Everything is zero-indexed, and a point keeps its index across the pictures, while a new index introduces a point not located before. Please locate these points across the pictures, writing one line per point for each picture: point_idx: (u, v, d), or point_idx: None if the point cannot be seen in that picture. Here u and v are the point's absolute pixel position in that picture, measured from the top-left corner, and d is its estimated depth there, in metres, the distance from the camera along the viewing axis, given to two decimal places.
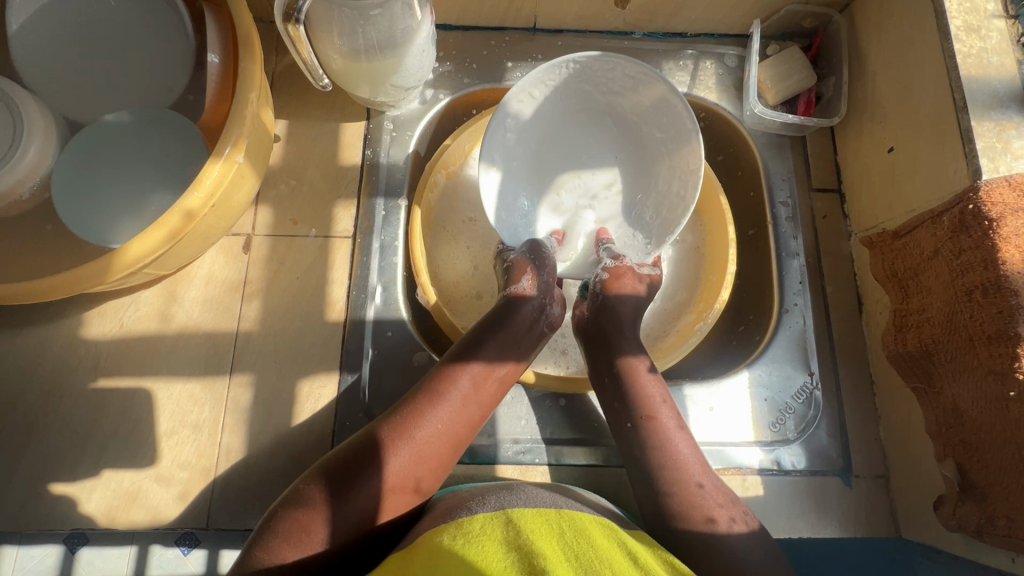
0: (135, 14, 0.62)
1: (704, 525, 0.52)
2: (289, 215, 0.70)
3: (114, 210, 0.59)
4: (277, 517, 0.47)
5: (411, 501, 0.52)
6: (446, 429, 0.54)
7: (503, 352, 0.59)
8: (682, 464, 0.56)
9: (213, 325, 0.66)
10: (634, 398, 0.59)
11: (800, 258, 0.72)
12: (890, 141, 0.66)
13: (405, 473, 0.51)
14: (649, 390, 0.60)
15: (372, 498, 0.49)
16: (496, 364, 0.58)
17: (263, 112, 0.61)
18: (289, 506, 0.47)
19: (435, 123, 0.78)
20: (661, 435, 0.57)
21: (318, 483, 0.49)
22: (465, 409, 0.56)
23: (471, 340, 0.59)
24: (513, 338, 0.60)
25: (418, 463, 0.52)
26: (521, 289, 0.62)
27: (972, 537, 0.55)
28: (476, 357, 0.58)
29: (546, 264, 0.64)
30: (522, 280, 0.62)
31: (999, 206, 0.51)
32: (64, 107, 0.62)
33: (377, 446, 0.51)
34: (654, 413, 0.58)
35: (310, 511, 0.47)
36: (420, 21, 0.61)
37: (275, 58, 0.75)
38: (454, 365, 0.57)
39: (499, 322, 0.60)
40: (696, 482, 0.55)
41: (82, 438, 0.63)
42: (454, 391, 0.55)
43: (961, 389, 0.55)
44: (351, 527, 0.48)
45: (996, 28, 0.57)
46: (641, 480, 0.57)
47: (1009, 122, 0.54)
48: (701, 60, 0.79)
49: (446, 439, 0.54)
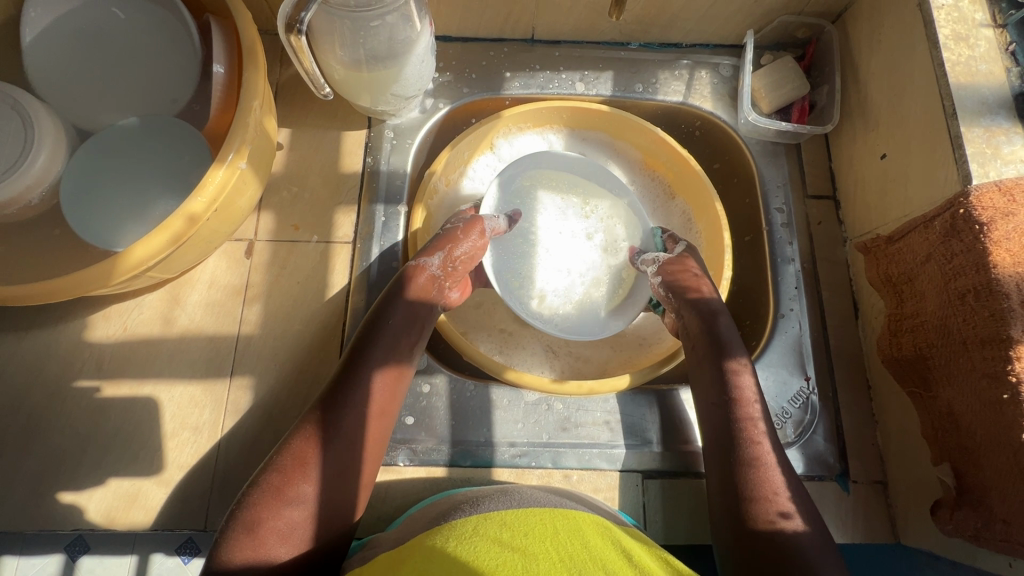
0: (145, 27, 0.65)
1: (797, 527, 0.51)
2: (291, 221, 0.72)
3: (120, 214, 0.60)
4: (248, 515, 0.47)
5: (367, 491, 0.54)
6: (375, 420, 0.55)
7: (400, 342, 0.58)
8: (775, 470, 0.55)
9: (215, 329, 0.68)
10: (732, 394, 0.59)
11: (795, 264, 0.73)
12: (883, 148, 0.67)
13: (362, 471, 0.53)
14: (748, 388, 0.59)
15: (332, 495, 0.50)
16: (402, 347, 0.58)
17: (266, 120, 0.62)
18: (256, 500, 0.48)
19: (435, 132, 0.79)
20: (756, 438, 0.56)
21: (278, 482, 0.49)
22: (382, 400, 0.55)
23: (368, 327, 0.59)
24: (409, 318, 0.60)
25: (364, 457, 0.53)
26: (428, 264, 0.62)
27: (969, 542, 0.55)
28: (374, 353, 0.57)
29: (466, 237, 0.65)
30: (435, 253, 0.63)
31: (989, 210, 0.52)
32: (74, 116, 0.64)
33: (328, 443, 0.51)
34: (754, 417, 0.58)
35: (282, 505, 0.48)
36: (419, 33, 0.63)
37: (279, 69, 0.77)
38: (354, 365, 0.56)
39: (387, 310, 0.59)
40: (785, 485, 0.54)
41: (84, 440, 0.64)
42: (366, 387, 0.55)
43: (956, 392, 0.55)
44: (317, 521, 0.49)
45: (984, 36, 0.58)
46: (725, 472, 0.56)
47: (998, 128, 0.55)
48: (696, 69, 0.80)
49: (378, 427, 0.55)
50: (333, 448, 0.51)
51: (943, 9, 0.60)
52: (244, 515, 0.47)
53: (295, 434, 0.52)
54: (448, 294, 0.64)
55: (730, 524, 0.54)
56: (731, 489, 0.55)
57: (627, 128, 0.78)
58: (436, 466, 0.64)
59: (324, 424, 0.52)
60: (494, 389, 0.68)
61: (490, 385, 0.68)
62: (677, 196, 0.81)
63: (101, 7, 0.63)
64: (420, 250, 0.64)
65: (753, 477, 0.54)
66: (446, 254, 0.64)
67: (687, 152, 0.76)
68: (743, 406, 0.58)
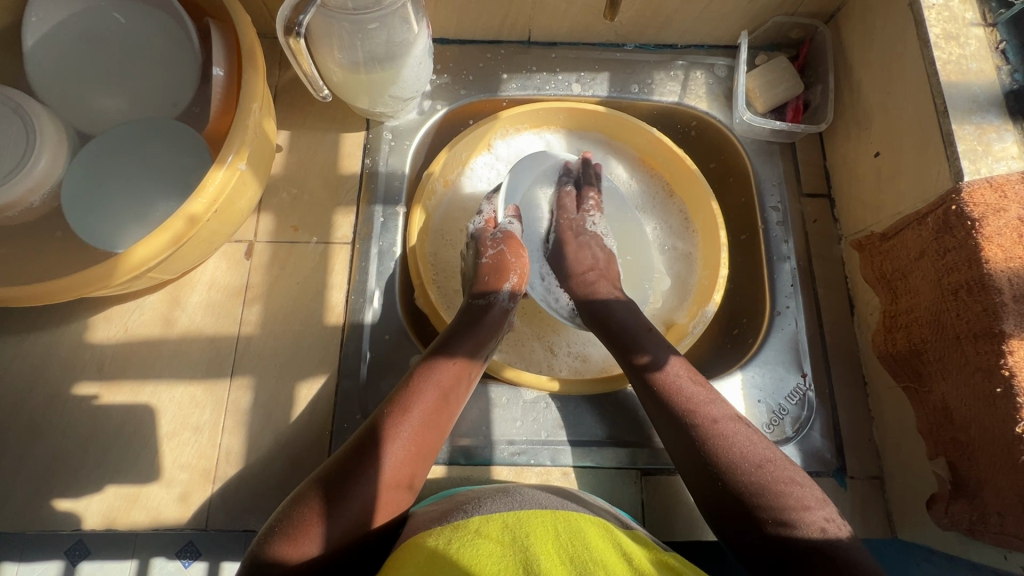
0: (143, 31, 0.65)
1: (796, 513, 0.48)
2: (290, 223, 0.72)
3: (121, 216, 0.61)
4: (295, 518, 0.47)
5: (407, 496, 0.53)
6: (433, 428, 0.55)
7: (469, 356, 0.59)
8: (743, 451, 0.52)
9: (215, 329, 0.68)
10: (666, 394, 0.57)
11: (791, 261, 0.73)
12: (877, 146, 0.68)
13: (400, 476, 0.52)
14: (678, 384, 0.57)
15: (370, 497, 0.49)
16: (472, 362, 0.59)
17: (265, 122, 0.63)
18: (300, 504, 0.48)
19: (433, 134, 0.80)
20: (708, 426, 0.54)
21: (324, 486, 0.49)
22: (445, 409, 0.56)
23: (442, 346, 0.59)
24: (478, 340, 0.60)
25: (417, 464, 0.53)
26: (501, 297, 0.64)
27: (965, 535, 0.56)
28: (443, 365, 0.57)
29: (522, 264, 0.67)
30: (503, 285, 0.64)
31: (981, 206, 0.52)
32: (74, 119, 0.64)
33: (379, 449, 0.51)
34: (698, 413, 0.55)
35: (324, 508, 0.47)
36: (417, 35, 0.64)
37: (278, 72, 0.78)
38: (422, 375, 0.56)
39: (463, 333, 0.61)
40: (760, 463, 0.51)
41: (85, 440, 0.64)
42: (431, 397, 0.55)
43: (950, 387, 0.56)
44: (357, 526, 0.48)
45: (974, 35, 0.59)
46: (696, 476, 0.53)
47: (989, 125, 0.55)
48: (691, 70, 0.80)
49: (433, 436, 0.55)
50: (370, 455, 0.51)
51: (933, 8, 0.61)
52: (288, 517, 0.47)
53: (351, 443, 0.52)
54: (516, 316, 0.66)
55: (724, 524, 0.51)
56: (711, 490, 0.52)
57: (623, 128, 0.79)
58: (435, 465, 0.65)
59: (373, 435, 0.52)
60: (493, 387, 0.69)
61: (489, 383, 0.69)
62: (673, 196, 0.82)
63: (101, 12, 0.64)
64: (488, 278, 0.65)
65: (721, 469, 0.51)
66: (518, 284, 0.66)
67: (683, 151, 0.77)
68: (678, 402, 0.56)
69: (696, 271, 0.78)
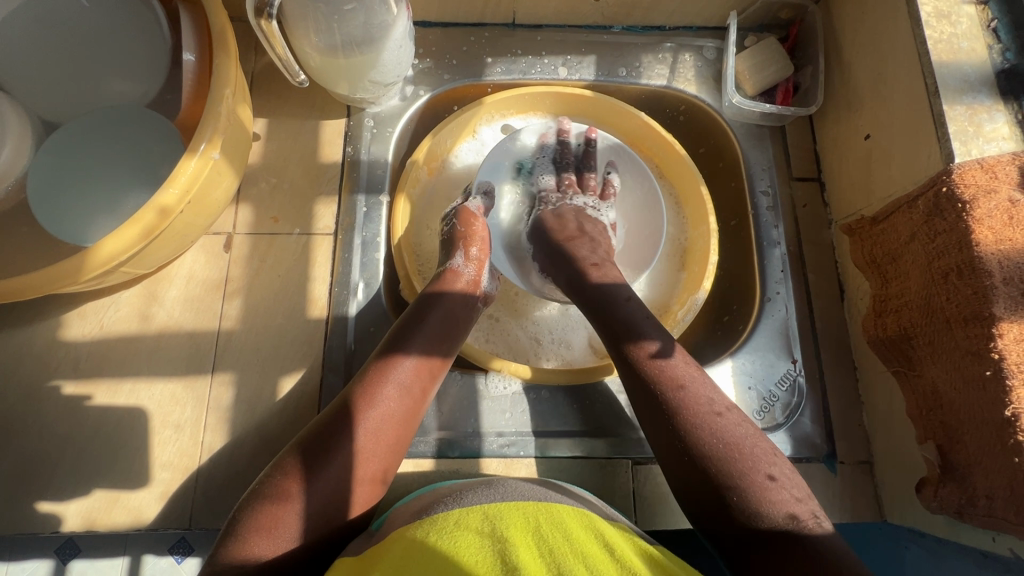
0: (106, 15, 0.62)
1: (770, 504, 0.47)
2: (270, 214, 0.70)
3: (89, 209, 0.58)
4: (260, 517, 0.46)
5: (378, 488, 0.52)
6: (393, 420, 0.53)
7: (435, 342, 0.58)
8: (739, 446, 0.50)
9: (195, 324, 0.66)
10: (658, 383, 0.53)
11: (781, 247, 0.73)
12: (866, 129, 0.67)
13: (368, 465, 0.51)
14: (675, 369, 0.54)
15: (333, 490, 0.48)
16: (437, 343, 0.58)
17: (239, 108, 0.60)
18: (257, 500, 0.47)
19: (415, 120, 0.78)
20: (704, 416, 0.51)
21: (277, 484, 0.48)
22: (412, 396, 0.55)
23: (403, 327, 0.58)
24: (437, 327, 0.59)
25: (380, 453, 0.52)
26: (458, 267, 0.64)
27: (954, 518, 0.55)
28: (406, 349, 0.56)
29: (476, 234, 0.66)
30: (455, 256, 0.64)
31: (972, 187, 0.52)
32: (39, 108, 0.62)
33: (334, 440, 0.50)
34: (697, 402, 0.52)
35: (283, 504, 0.46)
36: (396, 16, 0.61)
37: (254, 57, 0.75)
38: (386, 360, 0.55)
39: (426, 311, 0.59)
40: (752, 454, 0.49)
41: (63, 441, 0.62)
42: (393, 382, 0.54)
43: (940, 370, 0.55)
44: (314, 522, 0.47)
45: (965, 13, 0.58)
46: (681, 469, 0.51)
47: (980, 106, 0.54)
48: (680, 52, 0.79)
49: (397, 430, 0.53)
50: (331, 448, 0.49)
51: None
52: (243, 515, 0.46)
53: (307, 433, 0.51)
54: (486, 286, 0.66)
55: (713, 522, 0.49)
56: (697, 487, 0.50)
57: (610, 113, 0.78)
58: (423, 458, 0.63)
59: (331, 429, 0.50)
60: (481, 378, 0.68)
61: (476, 374, 0.68)
62: (663, 180, 0.80)
63: None
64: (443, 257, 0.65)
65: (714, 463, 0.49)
66: (473, 251, 0.65)
67: (672, 136, 0.76)
68: (674, 394, 0.52)
69: (683, 259, 0.77)
